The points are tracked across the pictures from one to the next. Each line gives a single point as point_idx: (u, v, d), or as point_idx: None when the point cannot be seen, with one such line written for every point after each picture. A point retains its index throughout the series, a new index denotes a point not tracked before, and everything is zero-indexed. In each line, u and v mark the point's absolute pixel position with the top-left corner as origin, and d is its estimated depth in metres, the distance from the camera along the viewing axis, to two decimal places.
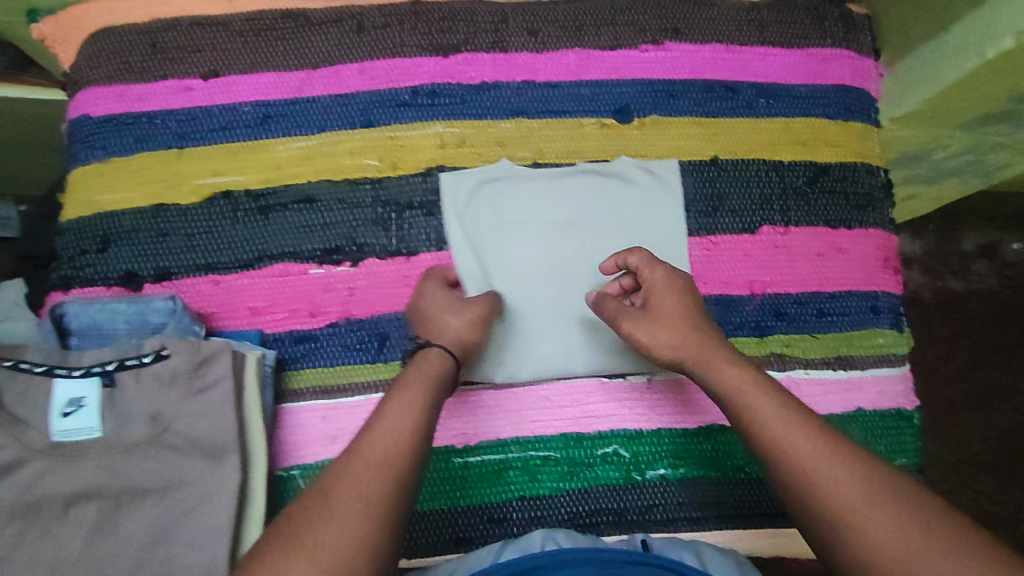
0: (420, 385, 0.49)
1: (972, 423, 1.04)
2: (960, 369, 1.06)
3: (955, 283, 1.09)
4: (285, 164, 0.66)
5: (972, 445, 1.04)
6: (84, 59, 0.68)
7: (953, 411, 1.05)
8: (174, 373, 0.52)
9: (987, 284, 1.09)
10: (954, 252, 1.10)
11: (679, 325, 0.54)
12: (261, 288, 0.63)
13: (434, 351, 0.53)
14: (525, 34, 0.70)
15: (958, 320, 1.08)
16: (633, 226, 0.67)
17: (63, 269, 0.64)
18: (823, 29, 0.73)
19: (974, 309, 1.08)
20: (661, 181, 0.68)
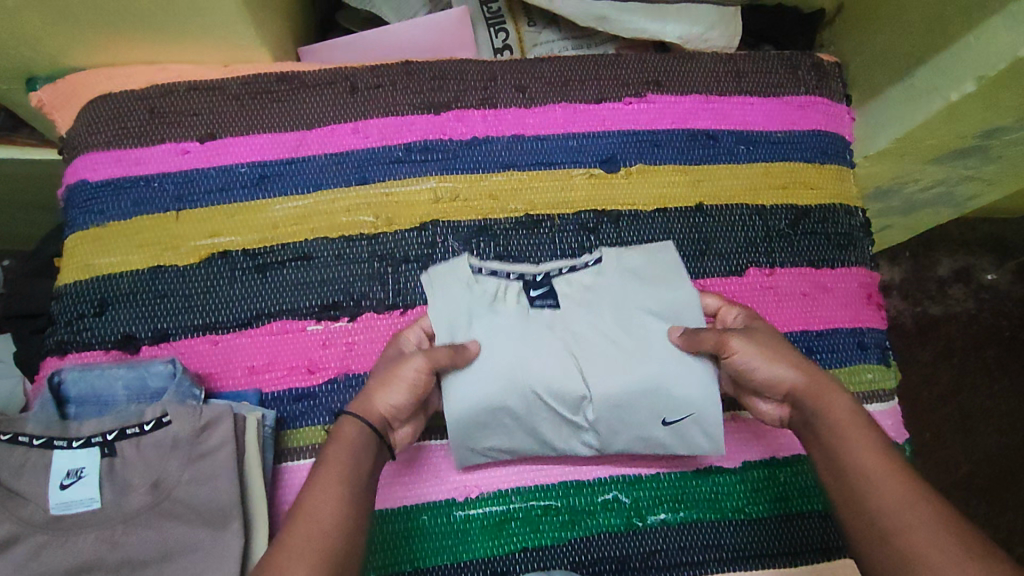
0: (343, 464, 0.51)
1: (959, 447, 1.06)
2: (944, 394, 1.08)
3: (933, 309, 1.12)
4: (282, 223, 0.67)
5: (960, 469, 1.05)
6: (81, 125, 0.69)
7: (939, 435, 1.06)
8: (175, 440, 0.52)
9: (965, 308, 1.12)
10: (931, 279, 1.14)
11: (794, 359, 0.56)
12: (260, 347, 0.64)
13: (352, 422, 0.53)
14: (514, 90, 0.73)
15: (940, 345, 1.10)
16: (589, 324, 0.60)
17: (59, 334, 0.63)
18: (797, 78, 0.76)
19: (954, 333, 1.11)
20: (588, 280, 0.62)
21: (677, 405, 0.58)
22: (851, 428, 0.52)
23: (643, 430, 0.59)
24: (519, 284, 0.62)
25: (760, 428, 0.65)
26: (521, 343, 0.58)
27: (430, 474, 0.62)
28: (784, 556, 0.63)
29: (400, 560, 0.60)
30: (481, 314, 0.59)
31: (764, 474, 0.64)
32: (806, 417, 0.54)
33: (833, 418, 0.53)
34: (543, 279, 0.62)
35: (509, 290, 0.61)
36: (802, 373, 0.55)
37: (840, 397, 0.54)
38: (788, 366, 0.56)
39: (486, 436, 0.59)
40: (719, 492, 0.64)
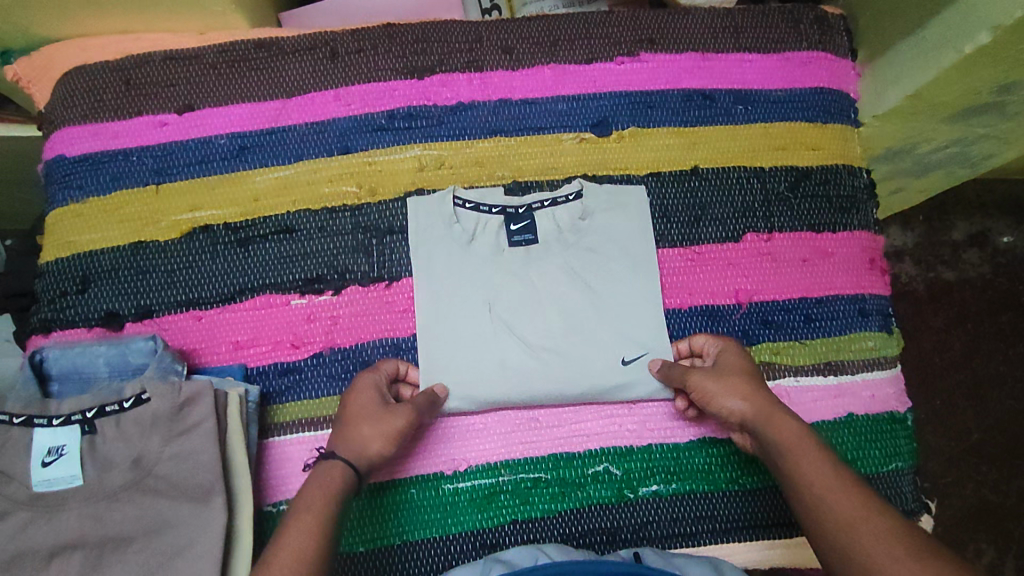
0: (321, 501, 0.51)
1: (970, 414, 1.03)
2: (956, 361, 1.05)
3: (947, 273, 1.09)
4: (263, 196, 0.66)
5: (971, 437, 1.03)
6: (58, 98, 0.67)
7: (951, 402, 1.04)
8: (155, 417, 0.51)
9: (980, 273, 1.09)
10: (946, 243, 1.10)
11: (755, 389, 0.58)
12: (244, 321, 0.63)
13: (338, 467, 0.54)
14: (500, 52, 0.70)
15: (953, 311, 1.07)
16: (558, 269, 0.65)
17: (43, 312, 0.63)
18: (799, 32, 0.72)
19: (968, 298, 1.08)
20: (562, 227, 0.66)
21: (632, 346, 0.64)
22: (799, 448, 0.52)
23: (601, 369, 0.63)
24: (501, 218, 0.66)
25: None
26: (489, 282, 0.65)
27: (417, 448, 0.61)
28: (779, 526, 0.62)
29: (388, 533, 0.60)
30: (458, 249, 0.65)
31: None
32: (763, 446, 0.55)
33: (785, 440, 0.53)
34: (525, 213, 0.66)
35: (489, 222, 0.66)
36: (751, 401, 0.57)
37: (789, 420, 0.55)
38: (737, 397, 0.57)
39: (457, 367, 0.62)
40: (712, 464, 0.62)
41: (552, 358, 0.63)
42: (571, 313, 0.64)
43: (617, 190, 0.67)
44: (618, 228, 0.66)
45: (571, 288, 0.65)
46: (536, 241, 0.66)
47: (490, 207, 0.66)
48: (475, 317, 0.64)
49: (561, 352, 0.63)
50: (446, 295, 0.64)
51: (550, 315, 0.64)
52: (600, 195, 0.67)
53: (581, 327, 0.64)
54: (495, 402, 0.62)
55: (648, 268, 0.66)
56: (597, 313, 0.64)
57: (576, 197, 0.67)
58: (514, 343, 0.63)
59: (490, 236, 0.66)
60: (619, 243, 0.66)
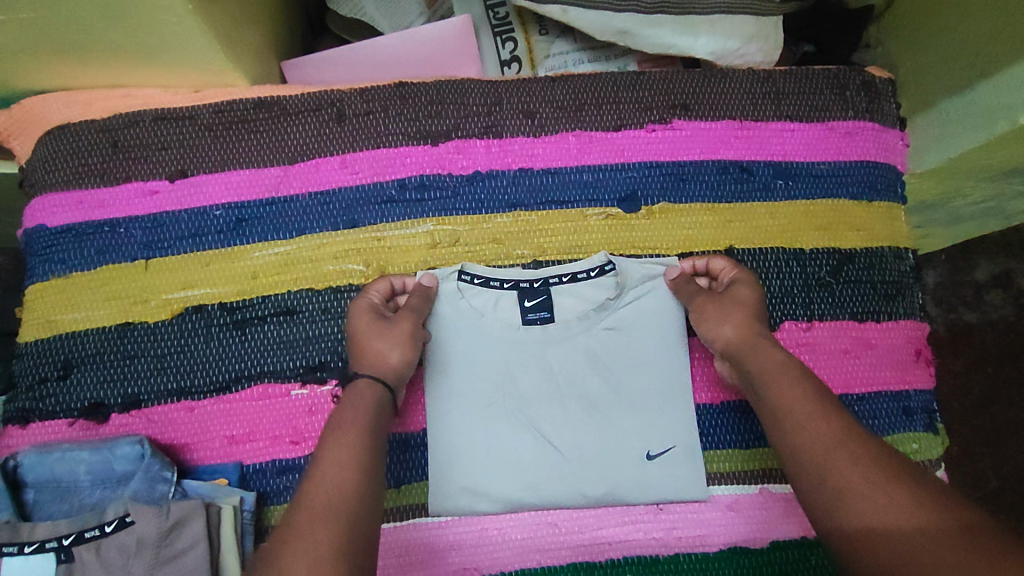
0: (357, 422, 0.49)
1: (988, 461, 0.96)
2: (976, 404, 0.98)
3: (969, 315, 1.00)
4: (262, 273, 0.60)
5: (989, 485, 0.95)
6: (39, 161, 0.62)
7: (968, 449, 0.97)
8: (141, 542, 0.46)
9: (1003, 314, 1.00)
10: (968, 282, 1.01)
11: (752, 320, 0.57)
12: (239, 413, 0.58)
13: (368, 384, 0.53)
14: (521, 116, 0.65)
15: (974, 353, 0.99)
16: (579, 352, 0.61)
17: (19, 401, 0.58)
18: (844, 100, 0.67)
19: (988, 341, 0.99)
20: (585, 306, 0.61)
21: (656, 439, 0.59)
22: (785, 384, 0.52)
23: (624, 465, 0.59)
24: (514, 293, 0.61)
25: (793, 506, 0.60)
26: (503, 366, 0.60)
27: (426, 554, 0.57)
28: None
29: None
30: (468, 329, 0.60)
31: (794, 556, 0.58)
32: (746, 375, 0.54)
33: (768, 372, 0.53)
34: (541, 287, 0.61)
35: (502, 300, 0.61)
36: (746, 329, 0.56)
37: (774, 351, 0.54)
38: (730, 325, 0.56)
39: (469, 464, 0.58)
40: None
41: (572, 453, 0.59)
42: (592, 403, 0.60)
43: (643, 263, 0.62)
44: (646, 308, 0.61)
45: (592, 374, 0.61)
46: (553, 320, 0.61)
47: (503, 283, 0.61)
48: (487, 406, 0.59)
49: (580, 444, 0.59)
50: (455, 380, 0.60)
51: (567, 404, 0.60)
52: (627, 270, 0.62)
53: (602, 416, 0.60)
54: (506, 504, 0.58)
55: (677, 354, 0.61)
56: (619, 400, 0.60)
57: (598, 272, 0.61)
58: (530, 436, 0.59)
59: (502, 317, 0.61)
60: (647, 325, 0.61)
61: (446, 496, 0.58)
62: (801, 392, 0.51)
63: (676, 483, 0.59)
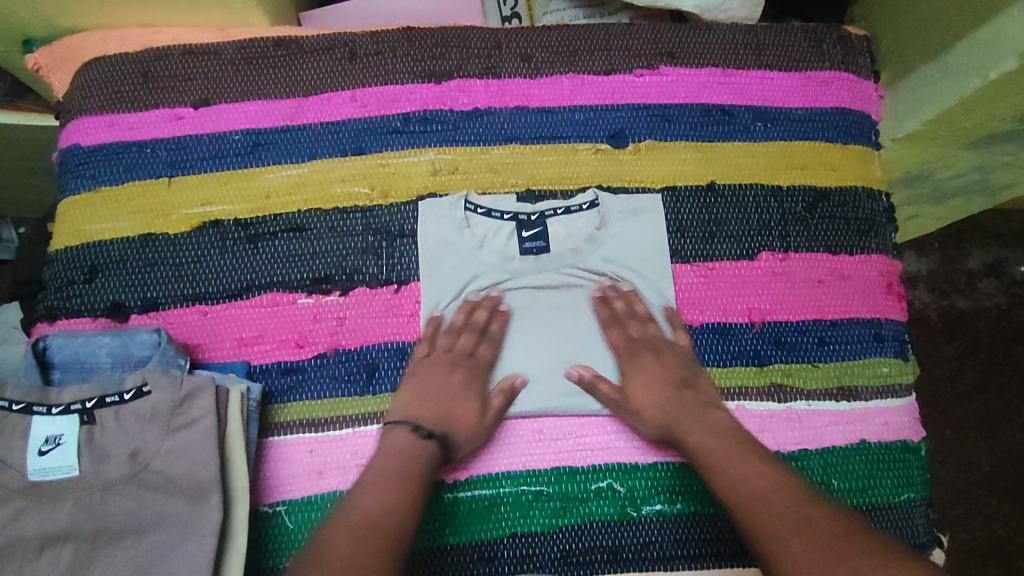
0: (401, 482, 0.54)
1: (982, 445, 0.96)
2: (970, 390, 0.98)
3: (962, 302, 1.02)
4: (274, 193, 0.65)
5: (982, 469, 0.95)
6: (76, 88, 0.68)
7: (962, 433, 0.96)
8: (155, 410, 0.51)
9: (997, 303, 1.02)
10: (961, 270, 1.03)
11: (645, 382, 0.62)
12: (249, 318, 0.62)
13: (407, 443, 0.57)
14: (519, 60, 0.70)
15: (968, 340, 1.00)
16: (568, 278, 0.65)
17: (49, 300, 0.63)
18: (821, 52, 0.72)
19: (982, 328, 1.01)
20: (575, 238, 0.66)
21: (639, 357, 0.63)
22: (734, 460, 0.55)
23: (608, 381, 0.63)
24: (513, 225, 0.66)
25: (768, 423, 0.63)
26: (498, 290, 0.64)
27: None
28: None
29: None
30: (466, 253, 0.65)
31: None
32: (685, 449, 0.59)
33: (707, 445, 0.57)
34: (537, 221, 0.66)
35: (501, 229, 0.65)
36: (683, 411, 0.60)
37: (699, 429, 0.59)
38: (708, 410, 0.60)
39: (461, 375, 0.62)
40: None
41: (560, 368, 0.62)
42: (580, 323, 0.64)
43: (629, 199, 0.67)
44: (632, 239, 0.66)
45: (581, 297, 0.65)
46: (548, 248, 0.65)
47: (504, 215, 0.66)
48: (481, 327, 0.63)
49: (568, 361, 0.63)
50: (453, 302, 0.64)
51: (556, 324, 0.64)
52: (617, 205, 0.66)
53: (587, 338, 0.64)
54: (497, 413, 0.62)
55: (660, 282, 0.65)
56: (604, 323, 0.64)
57: (591, 207, 0.66)
58: (521, 352, 0.63)
59: (499, 243, 0.65)
60: (634, 255, 0.65)
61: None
62: (750, 472, 0.54)
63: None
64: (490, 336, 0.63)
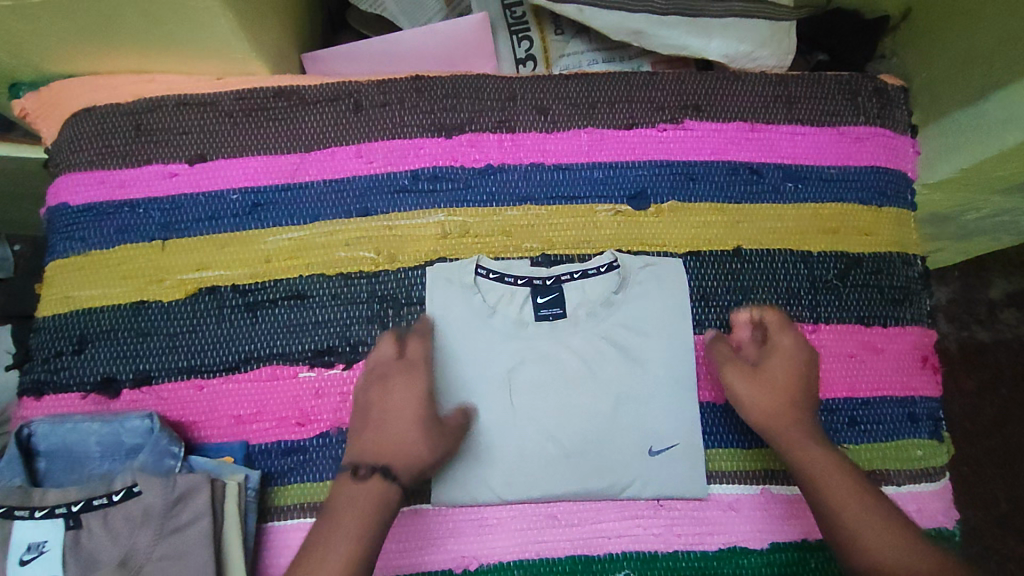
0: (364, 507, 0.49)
1: (999, 483, 0.92)
2: (988, 424, 0.94)
3: (983, 333, 0.97)
4: (273, 257, 0.62)
5: (999, 508, 0.91)
6: (65, 141, 0.64)
7: (978, 469, 0.92)
8: (146, 512, 0.47)
9: (1018, 335, 0.96)
10: (982, 300, 0.98)
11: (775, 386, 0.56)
12: (247, 393, 0.59)
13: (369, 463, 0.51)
14: (534, 112, 0.66)
15: (987, 373, 0.95)
16: (586, 347, 0.61)
17: (35, 372, 0.59)
18: (856, 106, 0.67)
19: (1002, 360, 0.96)
20: (593, 303, 0.62)
21: (660, 434, 0.60)
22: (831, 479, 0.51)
23: (631, 460, 0.59)
24: (527, 290, 0.61)
25: (795, 507, 0.60)
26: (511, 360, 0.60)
27: (426, 541, 0.57)
28: None
29: None
30: (478, 321, 0.61)
31: (794, 557, 0.58)
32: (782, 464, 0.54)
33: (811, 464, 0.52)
34: (553, 285, 0.62)
35: (515, 295, 0.61)
36: (779, 410, 0.55)
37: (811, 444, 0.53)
38: (770, 400, 0.55)
39: (473, 455, 0.58)
40: (742, 575, 0.58)
41: (578, 447, 0.59)
42: (598, 396, 0.60)
43: (649, 261, 0.63)
44: (653, 304, 0.62)
45: (600, 368, 0.61)
46: (564, 315, 0.61)
47: (516, 279, 0.62)
48: (492, 400, 0.59)
49: (586, 440, 0.59)
50: (464, 371, 0.60)
51: (573, 396, 0.60)
52: (637, 266, 0.63)
53: (605, 414, 0.60)
54: (512, 498, 0.58)
55: (683, 350, 0.61)
56: (624, 394, 0.60)
57: (609, 268, 0.62)
58: (535, 428, 0.59)
59: (513, 309, 0.61)
60: (656, 322, 0.62)
61: (447, 487, 0.58)
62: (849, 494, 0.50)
63: (677, 481, 0.59)
64: (415, 336, 0.58)
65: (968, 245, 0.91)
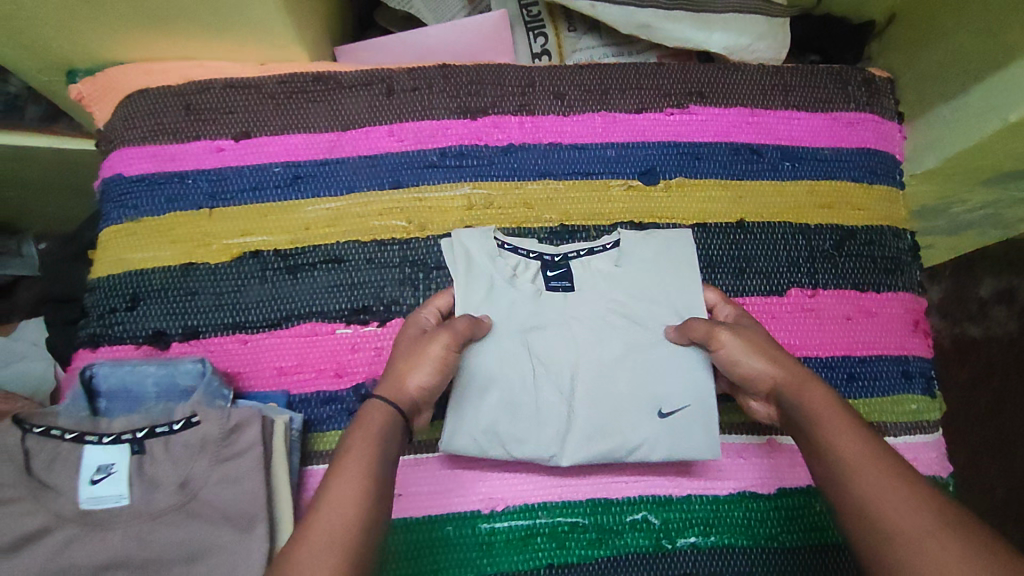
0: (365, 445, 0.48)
1: (993, 470, 0.96)
2: (981, 413, 0.98)
3: (975, 329, 1.01)
4: (313, 225, 0.67)
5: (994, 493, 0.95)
6: (119, 119, 0.69)
7: (973, 456, 0.97)
8: (203, 441, 0.51)
9: (1008, 331, 1.01)
10: (974, 297, 1.02)
11: (776, 350, 0.56)
12: (290, 347, 0.63)
13: (378, 407, 0.51)
14: (552, 98, 0.72)
15: (980, 366, 1.00)
16: (595, 312, 0.64)
17: (91, 327, 0.64)
18: (846, 94, 0.73)
19: (993, 356, 1.00)
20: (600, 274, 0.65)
21: (671, 398, 0.61)
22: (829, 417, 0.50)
23: (638, 419, 0.61)
24: (537, 264, 0.65)
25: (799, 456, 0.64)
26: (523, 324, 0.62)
27: (455, 484, 0.61)
28: None
29: (424, 569, 0.59)
30: (493, 284, 0.63)
31: (799, 502, 0.63)
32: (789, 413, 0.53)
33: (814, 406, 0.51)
34: (560, 261, 0.65)
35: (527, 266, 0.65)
36: (782, 367, 0.55)
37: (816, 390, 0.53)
38: (767, 360, 0.55)
39: (484, 413, 0.60)
40: (751, 518, 0.62)
41: (586, 405, 0.61)
42: (607, 358, 0.62)
43: (649, 236, 0.67)
44: (654, 273, 0.65)
45: (608, 331, 0.63)
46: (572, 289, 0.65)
47: (529, 250, 0.65)
48: (505, 360, 0.61)
49: (593, 402, 0.61)
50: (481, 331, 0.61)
51: (582, 358, 0.62)
52: (637, 242, 0.67)
53: (613, 377, 0.62)
54: (520, 456, 0.60)
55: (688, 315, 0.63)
56: (632, 355, 0.62)
57: (614, 247, 0.66)
58: (546, 386, 0.61)
59: (525, 276, 0.64)
60: (658, 289, 0.64)
61: (459, 438, 0.59)
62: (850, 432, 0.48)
63: (688, 443, 0.60)
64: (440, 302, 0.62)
65: (954, 239, 0.97)
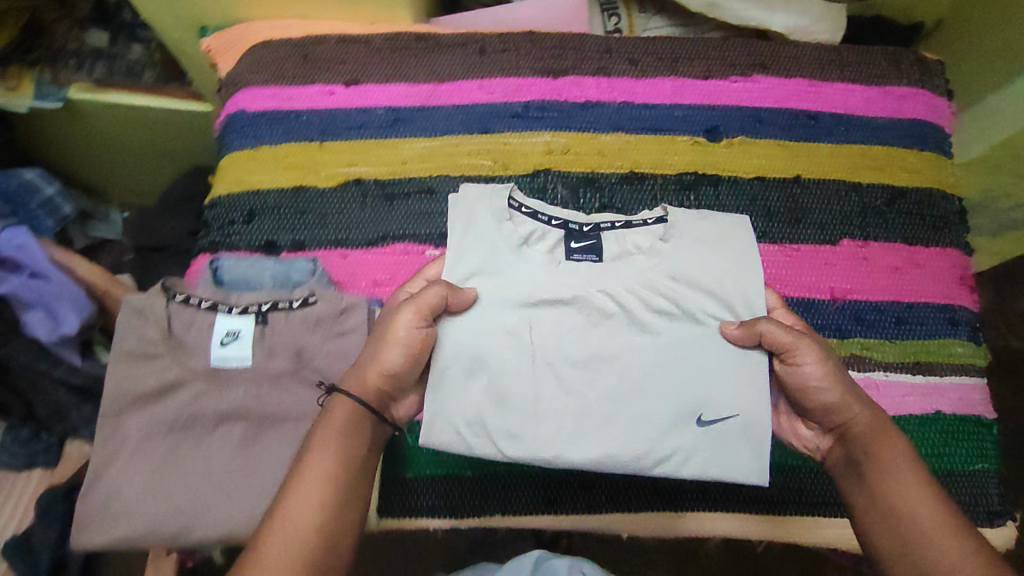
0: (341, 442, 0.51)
1: None
2: None
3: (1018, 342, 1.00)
4: (410, 160, 0.75)
5: None
6: (243, 66, 0.79)
7: None
8: (317, 318, 0.60)
9: None
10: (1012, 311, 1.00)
11: (855, 390, 0.56)
12: (384, 262, 0.70)
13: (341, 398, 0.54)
14: (626, 63, 0.79)
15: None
16: (618, 294, 0.61)
17: (212, 235, 0.72)
18: (899, 70, 0.80)
19: None
20: (632, 252, 0.62)
21: (717, 405, 0.57)
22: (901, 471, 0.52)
23: (660, 422, 0.57)
24: (561, 232, 0.63)
25: None
26: (526, 303, 0.60)
27: None
28: None
29: (495, 463, 0.64)
30: (508, 255, 0.61)
31: None
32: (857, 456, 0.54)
33: (885, 455, 0.53)
34: (589, 231, 0.63)
35: (548, 236, 0.63)
36: (861, 410, 0.55)
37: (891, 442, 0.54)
38: (843, 396, 0.56)
39: (480, 393, 0.58)
40: None
41: (600, 401, 0.57)
42: (634, 350, 0.59)
43: (703, 215, 0.64)
44: (701, 256, 0.61)
45: (635, 319, 0.60)
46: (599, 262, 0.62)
47: (552, 219, 0.63)
48: (508, 338, 0.59)
49: (612, 400, 0.57)
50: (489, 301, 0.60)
51: (599, 347, 0.59)
52: (685, 219, 0.63)
53: (646, 372, 0.58)
54: (517, 454, 0.56)
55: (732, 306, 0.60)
56: (660, 349, 0.59)
57: (656, 221, 0.63)
58: (554, 374, 0.58)
59: (547, 250, 0.63)
60: (702, 272, 0.60)
61: (436, 428, 0.57)
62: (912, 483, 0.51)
63: (728, 459, 0.56)
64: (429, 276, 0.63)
65: None
